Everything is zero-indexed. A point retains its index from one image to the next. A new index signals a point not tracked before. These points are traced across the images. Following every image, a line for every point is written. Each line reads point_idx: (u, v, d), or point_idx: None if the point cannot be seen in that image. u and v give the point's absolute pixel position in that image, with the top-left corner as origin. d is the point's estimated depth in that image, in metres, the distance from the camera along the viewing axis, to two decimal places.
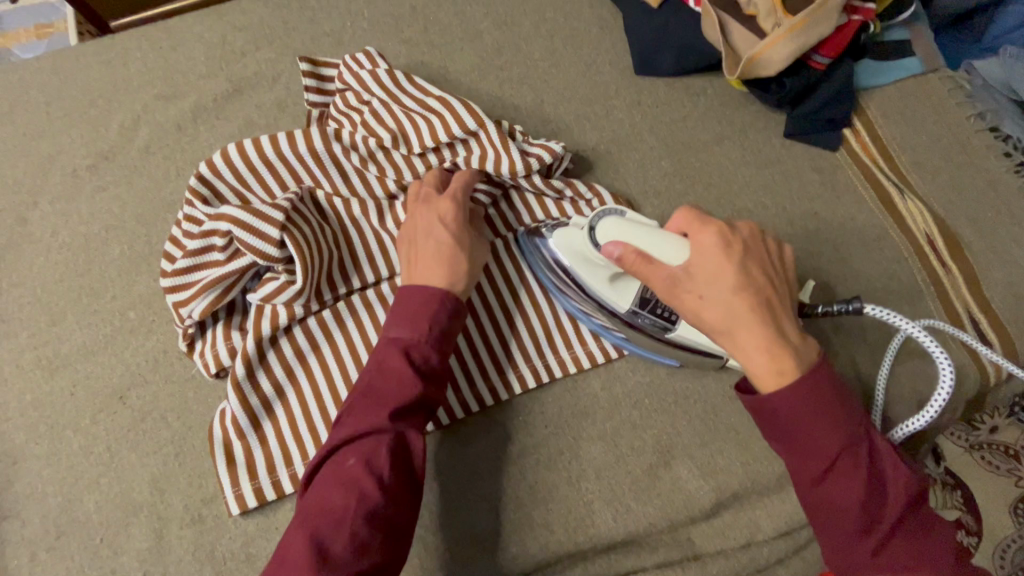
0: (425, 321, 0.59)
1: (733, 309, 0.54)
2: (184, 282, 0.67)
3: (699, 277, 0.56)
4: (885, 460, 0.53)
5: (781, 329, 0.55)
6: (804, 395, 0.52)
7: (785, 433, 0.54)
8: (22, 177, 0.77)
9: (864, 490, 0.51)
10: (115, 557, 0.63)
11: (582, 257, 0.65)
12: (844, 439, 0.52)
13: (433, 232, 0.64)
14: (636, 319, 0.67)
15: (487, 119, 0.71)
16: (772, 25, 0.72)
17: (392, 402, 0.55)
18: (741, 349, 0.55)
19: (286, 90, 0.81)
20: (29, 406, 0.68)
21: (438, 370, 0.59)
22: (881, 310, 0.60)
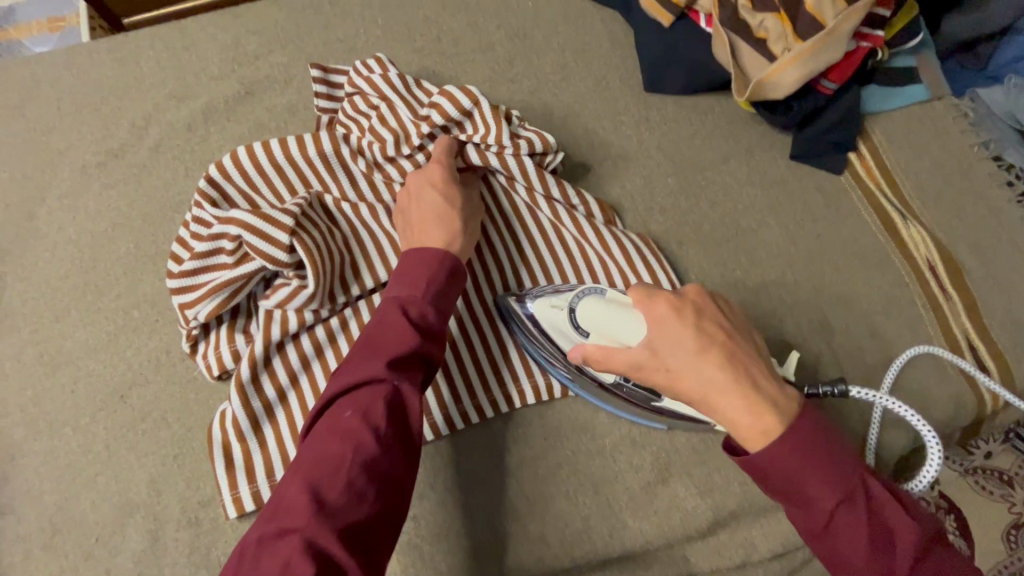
0: (422, 279, 0.61)
1: (707, 378, 0.54)
2: (191, 283, 0.67)
3: (667, 348, 0.56)
4: (885, 504, 0.52)
5: (755, 386, 0.54)
6: (792, 452, 0.52)
7: (781, 492, 0.53)
8: (31, 173, 0.77)
9: (867, 543, 0.51)
10: (109, 558, 0.63)
11: (560, 333, 0.66)
12: (839, 493, 0.51)
13: (425, 195, 0.66)
14: (621, 388, 0.65)
15: (481, 98, 0.73)
16: (782, 49, 0.73)
17: (388, 354, 0.56)
18: (722, 414, 0.54)
19: (297, 94, 0.81)
20: (30, 402, 0.68)
21: (436, 326, 0.60)
22: (866, 392, 0.62)
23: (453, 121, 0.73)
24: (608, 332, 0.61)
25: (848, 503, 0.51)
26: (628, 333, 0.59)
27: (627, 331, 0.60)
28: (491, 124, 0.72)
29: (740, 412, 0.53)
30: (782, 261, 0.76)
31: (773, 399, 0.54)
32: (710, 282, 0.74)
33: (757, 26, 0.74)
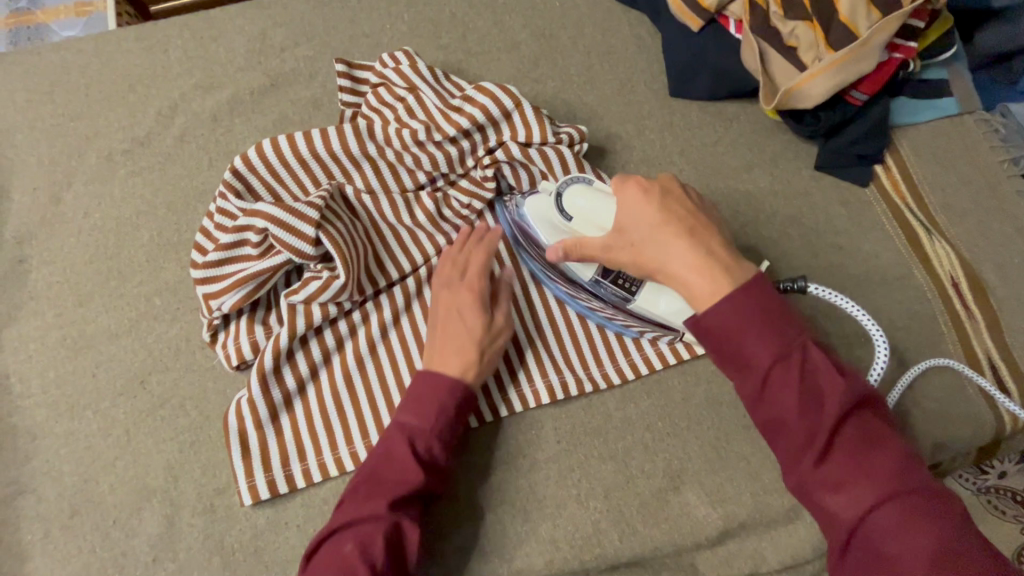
0: (434, 407, 0.61)
1: (663, 245, 0.58)
2: (215, 275, 0.67)
3: (631, 221, 0.60)
4: (820, 370, 0.52)
5: (710, 252, 0.57)
6: (734, 309, 0.54)
7: (720, 350, 0.55)
8: (58, 157, 0.78)
9: (798, 397, 0.51)
10: (126, 540, 0.64)
11: (546, 223, 0.67)
12: (776, 352, 0.52)
13: (453, 319, 0.65)
14: (599, 287, 0.68)
15: (522, 99, 0.72)
16: (812, 58, 0.72)
17: (393, 492, 0.58)
18: (679, 281, 0.57)
19: (322, 88, 0.81)
20: (52, 384, 0.69)
21: (441, 460, 0.61)
22: (822, 289, 0.64)
23: (493, 121, 0.72)
24: (588, 218, 0.64)
25: (784, 360, 0.52)
26: (603, 217, 0.62)
27: (604, 213, 0.63)
28: (532, 126, 0.72)
29: (693, 273, 0.56)
30: (802, 272, 0.75)
31: (725, 264, 0.56)
32: None
33: (788, 34, 0.73)
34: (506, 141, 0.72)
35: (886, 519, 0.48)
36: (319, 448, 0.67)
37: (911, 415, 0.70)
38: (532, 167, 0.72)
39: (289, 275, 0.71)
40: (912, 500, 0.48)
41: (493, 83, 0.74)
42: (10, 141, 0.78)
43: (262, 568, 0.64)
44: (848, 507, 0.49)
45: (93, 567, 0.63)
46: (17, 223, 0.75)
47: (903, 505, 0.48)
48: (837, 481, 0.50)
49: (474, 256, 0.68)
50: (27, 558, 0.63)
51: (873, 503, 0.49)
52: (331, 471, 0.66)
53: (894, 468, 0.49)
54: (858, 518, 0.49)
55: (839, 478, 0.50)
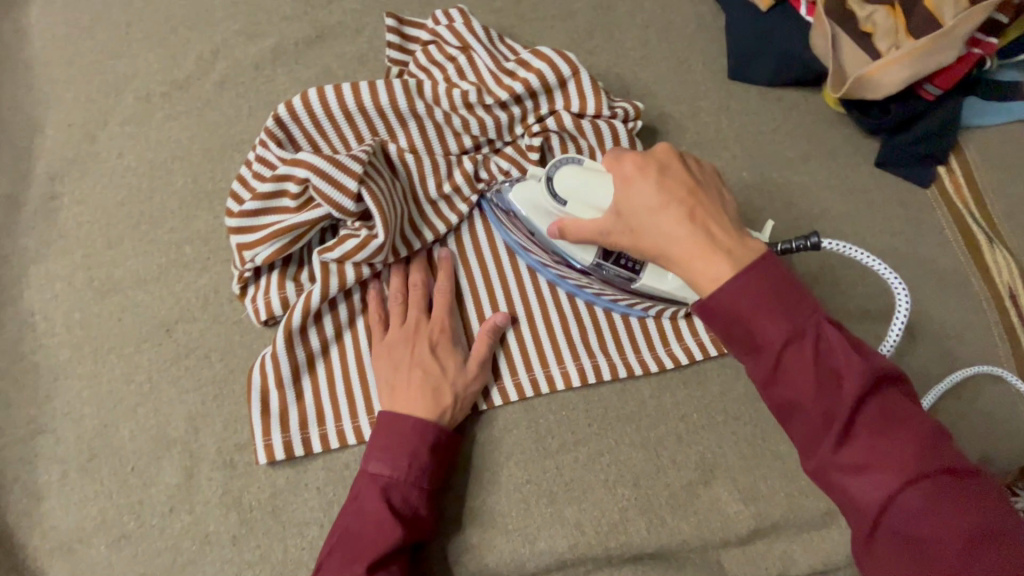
0: (405, 454, 0.59)
1: (663, 229, 0.50)
2: (251, 224, 0.64)
3: (626, 207, 0.53)
4: (836, 347, 0.45)
5: (711, 238, 0.49)
6: (739, 286, 0.46)
7: (723, 331, 0.47)
8: (95, 94, 0.75)
9: (810, 375, 0.44)
10: (143, 489, 0.63)
11: (538, 210, 0.63)
12: (786, 329, 0.45)
13: (418, 360, 0.63)
14: (601, 270, 0.63)
15: (579, 66, 0.69)
16: (888, 46, 0.69)
17: (370, 552, 0.55)
18: (682, 267, 0.49)
19: (368, 44, 0.78)
20: (76, 325, 0.67)
21: (421, 510, 0.59)
22: (836, 243, 0.56)
23: (546, 89, 0.69)
24: (583, 200, 0.57)
25: (793, 335, 0.45)
26: (600, 196, 0.56)
27: (598, 193, 0.56)
28: (587, 96, 0.69)
29: (695, 261, 0.48)
30: (853, 271, 0.72)
31: (726, 248, 0.48)
32: None
33: (865, 18, 0.69)
34: (558, 110, 0.69)
35: (916, 501, 0.41)
36: (339, 411, 0.65)
37: (958, 429, 0.67)
38: (581, 140, 0.70)
39: (324, 233, 0.68)
40: (944, 479, 0.41)
41: (550, 48, 0.71)
42: (46, 75, 0.76)
43: (278, 527, 0.62)
44: (872, 490, 0.42)
45: (109, 512, 0.62)
46: (50, 158, 0.72)
47: (934, 486, 0.41)
48: (859, 464, 0.43)
49: (439, 296, 0.67)
50: (43, 498, 0.62)
51: (901, 485, 0.42)
52: (350, 437, 0.64)
53: (924, 447, 0.42)
54: (885, 502, 0.42)
55: (861, 460, 0.43)
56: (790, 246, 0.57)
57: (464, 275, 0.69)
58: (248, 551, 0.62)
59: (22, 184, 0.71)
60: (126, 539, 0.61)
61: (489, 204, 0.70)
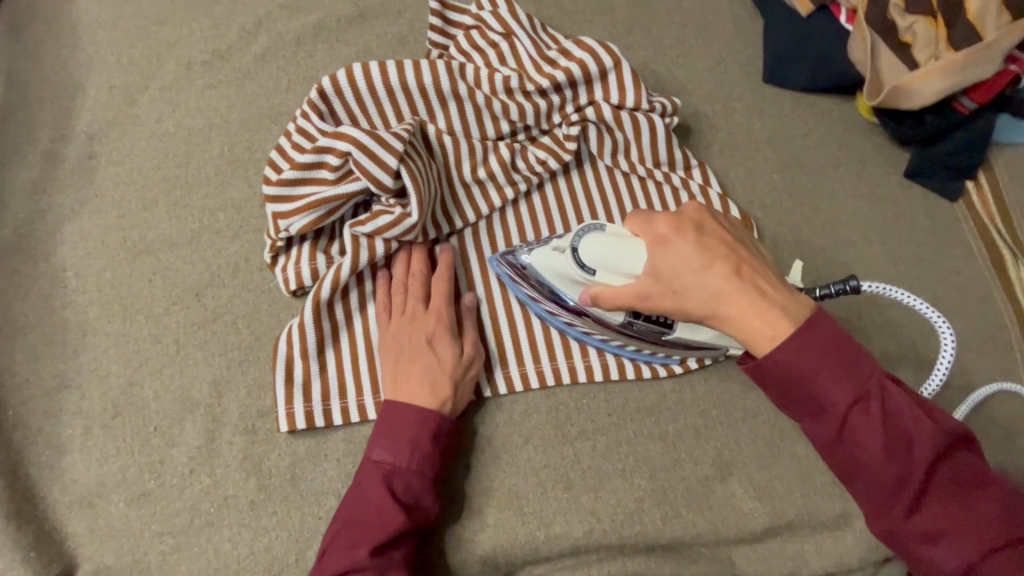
0: (406, 442, 0.59)
1: (712, 289, 0.50)
2: (287, 194, 0.65)
3: (665, 269, 0.52)
4: (901, 410, 0.46)
5: (763, 295, 0.49)
6: (803, 350, 0.47)
7: (789, 397, 0.49)
8: (137, 59, 0.76)
9: (882, 446, 0.45)
10: (164, 449, 0.63)
11: (565, 278, 0.62)
12: (851, 393, 0.47)
13: (417, 349, 0.62)
14: (631, 327, 0.63)
15: (621, 59, 0.69)
16: (927, 56, 0.70)
17: (374, 537, 0.55)
18: (735, 326, 0.50)
19: (409, 26, 0.79)
20: (107, 284, 0.68)
21: (424, 497, 0.58)
22: (876, 285, 0.57)
23: (586, 80, 0.70)
24: (611, 267, 0.56)
25: (860, 401, 0.46)
26: (629, 263, 0.55)
27: (629, 260, 0.55)
28: (626, 90, 0.70)
29: (750, 318, 0.49)
30: (878, 278, 0.72)
31: (782, 303, 0.49)
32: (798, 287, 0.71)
33: (906, 27, 0.70)
34: (596, 101, 0.70)
35: (994, 569, 0.43)
36: (360, 385, 0.65)
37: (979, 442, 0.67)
38: (616, 133, 0.71)
39: (356, 208, 0.69)
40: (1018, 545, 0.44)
41: (593, 40, 0.71)
42: (90, 37, 0.77)
43: (296, 496, 0.63)
44: (948, 559, 0.45)
45: (130, 470, 0.62)
46: (90, 119, 0.73)
47: (1009, 553, 0.44)
48: (934, 533, 0.45)
49: (438, 284, 0.66)
50: (65, 452, 0.63)
51: (977, 553, 0.44)
52: (370, 413, 0.65)
53: (997, 514, 0.45)
54: (962, 569, 0.44)
55: (934, 528, 0.45)
56: (828, 292, 0.59)
57: (470, 264, 0.70)
58: (265, 517, 0.62)
59: (62, 143, 0.72)
60: (145, 497, 0.62)
61: (498, 260, 0.68)
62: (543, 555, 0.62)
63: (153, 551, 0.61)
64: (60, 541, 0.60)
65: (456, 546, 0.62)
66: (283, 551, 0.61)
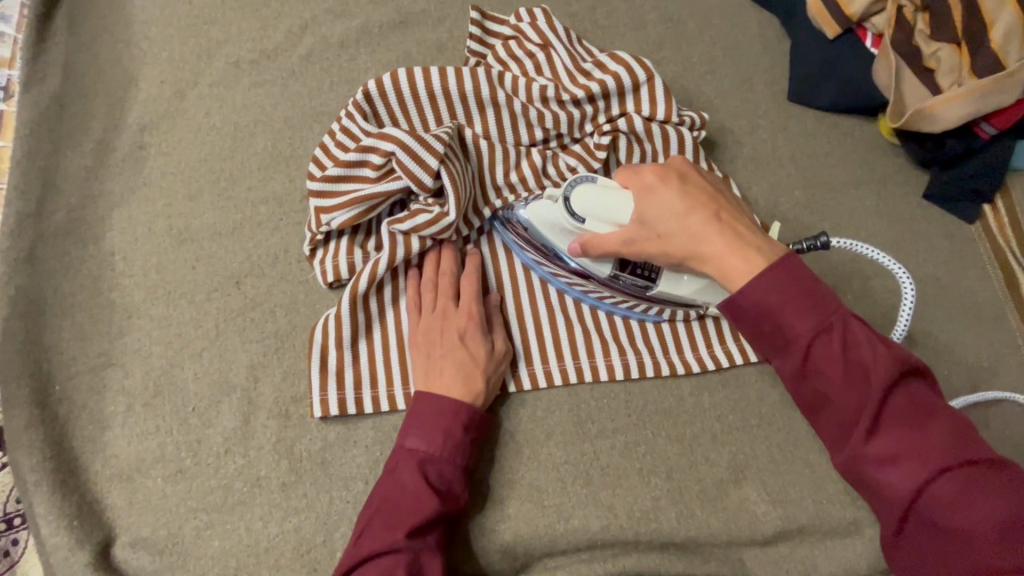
0: (440, 431, 0.61)
1: (691, 231, 0.56)
2: (331, 190, 0.68)
3: (652, 213, 0.58)
4: (862, 342, 0.51)
5: (739, 235, 0.55)
6: (772, 286, 0.52)
7: (758, 329, 0.53)
8: (187, 56, 0.80)
9: (841, 373, 0.50)
10: (202, 429, 0.66)
11: (556, 228, 0.66)
12: (815, 324, 0.51)
13: (450, 341, 0.65)
14: (618, 281, 0.68)
15: (654, 73, 0.72)
16: (950, 82, 0.72)
17: (408, 520, 0.57)
18: (714, 265, 0.55)
19: (448, 33, 0.83)
20: (152, 269, 0.71)
21: (455, 485, 0.61)
22: (844, 242, 0.63)
23: (619, 92, 0.72)
24: (601, 216, 0.62)
25: (825, 334, 0.51)
26: (618, 213, 0.61)
27: (618, 209, 0.61)
28: (658, 103, 0.72)
29: (726, 255, 0.54)
30: (894, 295, 0.74)
31: (756, 245, 0.55)
32: None
33: (930, 54, 0.73)
34: (628, 113, 0.73)
35: (945, 490, 0.47)
36: (391, 376, 0.68)
37: None
38: (645, 144, 0.73)
39: (393, 206, 0.72)
40: (971, 469, 0.47)
41: (627, 53, 0.74)
42: (144, 34, 0.80)
43: (326, 479, 0.65)
44: (903, 481, 0.48)
45: (168, 447, 0.65)
46: (141, 111, 0.77)
47: (960, 475, 0.47)
48: (890, 456, 0.49)
49: (467, 282, 0.69)
50: (107, 426, 0.66)
51: (929, 475, 0.47)
52: (399, 403, 0.67)
53: (949, 440, 0.48)
54: (916, 491, 0.47)
55: (890, 452, 0.49)
56: (800, 246, 0.64)
57: (499, 264, 0.73)
58: (296, 498, 0.64)
59: (114, 133, 0.76)
60: (181, 475, 0.64)
61: (499, 223, 0.74)
62: (560, 547, 0.64)
63: (186, 527, 0.63)
64: (100, 511, 0.63)
65: (480, 536, 0.64)
66: (311, 532, 0.63)
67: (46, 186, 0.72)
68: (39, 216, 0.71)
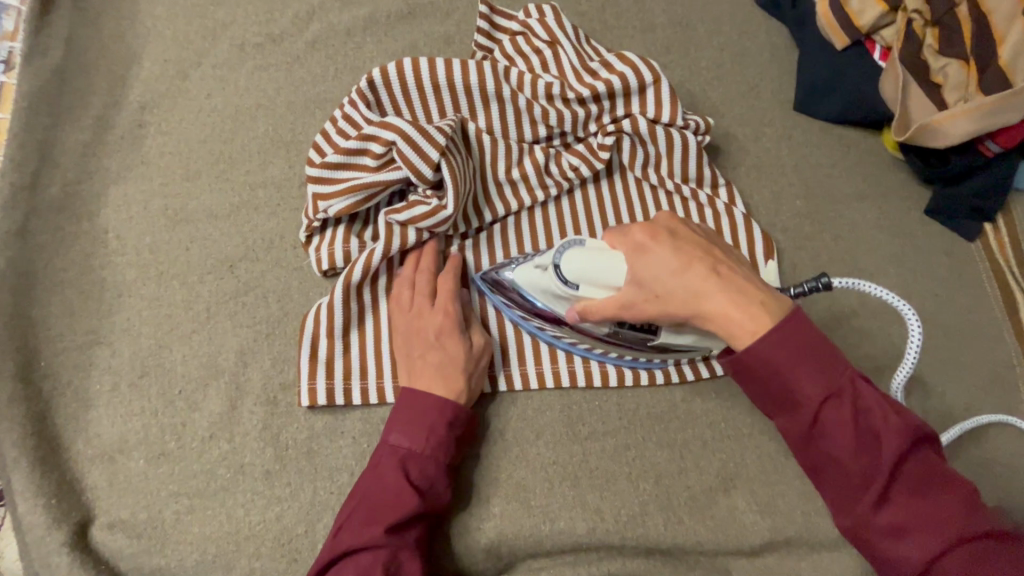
0: (423, 428, 0.60)
1: (691, 290, 0.55)
2: (330, 176, 0.67)
3: (647, 274, 0.56)
4: (872, 408, 0.51)
5: (741, 291, 0.54)
6: (782, 348, 0.52)
7: (767, 391, 0.54)
8: (192, 36, 0.79)
9: (849, 438, 0.50)
10: (187, 412, 0.65)
11: (548, 292, 0.63)
12: (824, 389, 0.51)
13: (439, 339, 0.64)
14: (617, 336, 0.64)
15: (661, 75, 0.72)
16: (957, 98, 0.72)
17: (388, 518, 0.56)
18: (718, 321, 0.54)
19: (456, 26, 0.82)
20: (145, 248, 0.70)
21: (438, 482, 0.60)
22: (846, 282, 0.60)
23: (625, 93, 0.72)
24: (595, 281, 0.59)
25: (834, 399, 0.51)
26: (612, 276, 0.58)
27: (612, 271, 0.58)
28: (663, 105, 0.72)
29: (728, 312, 0.54)
30: (891, 309, 0.74)
31: (761, 299, 0.54)
32: (813, 311, 0.73)
33: (937, 69, 0.72)
34: (633, 114, 0.72)
35: (957, 564, 0.46)
36: (381, 368, 0.67)
37: (985, 478, 0.67)
38: (649, 146, 0.72)
39: (392, 197, 0.71)
40: (981, 543, 0.47)
41: (634, 55, 0.74)
42: (150, 13, 0.80)
43: (311, 469, 0.64)
44: (911, 552, 0.48)
45: (152, 429, 0.64)
46: (142, 89, 0.76)
47: (971, 549, 0.46)
48: (898, 525, 0.49)
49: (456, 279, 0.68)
50: (92, 405, 0.65)
51: (940, 548, 0.47)
52: (388, 395, 0.66)
53: (959, 512, 0.48)
54: (925, 562, 0.47)
55: (898, 521, 0.49)
56: (801, 289, 0.61)
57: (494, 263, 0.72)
58: (279, 487, 0.63)
59: (114, 110, 0.75)
60: (164, 457, 0.63)
61: (484, 284, 0.69)
62: (545, 549, 0.64)
63: (167, 511, 0.62)
64: (79, 491, 0.62)
65: (463, 533, 0.63)
66: (293, 522, 0.62)
67: (43, 160, 0.72)
68: (33, 189, 0.70)
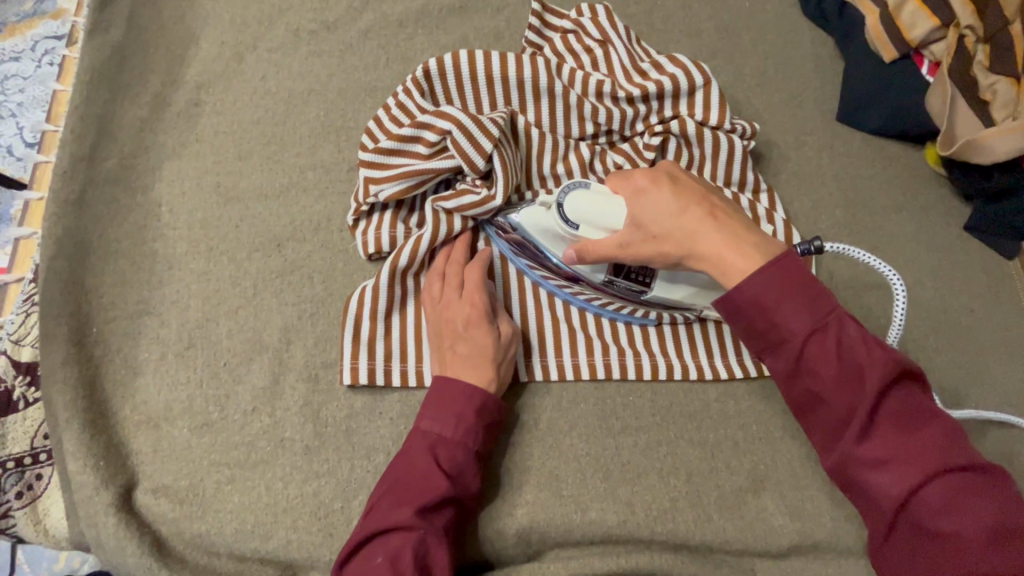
0: (452, 415, 0.61)
1: (687, 230, 0.56)
2: (382, 162, 0.68)
3: (644, 213, 0.58)
4: (857, 344, 0.51)
5: (734, 237, 0.55)
6: (770, 283, 0.52)
7: (753, 329, 0.54)
8: (249, 21, 0.81)
9: (835, 373, 0.51)
10: (231, 385, 0.66)
11: (550, 234, 0.65)
12: (810, 323, 0.52)
13: (472, 325, 0.65)
14: (613, 286, 0.67)
15: (711, 79, 0.73)
16: (1005, 116, 0.72)
17: (418, 500, 0.57)
18: (712, 262, 0.55)
19: (506, 22, 0.83)
20: (197, 224, 0.72)
21: (466, 469, 0.61)
22: (835, 245, 0.62)
23: (673, 95, 0.73)
24: (594, 222, 0.61)
25: (819, 334, 0.52)
26: (611, 218, 0.60)
27: (612, 216, 0.60)
28: (711, 109, 0.73)
29: (722, 252, 0.55)
30: (927, 322, 0.74)
31: (754, 241, 0.55)
32: None
33: (987, 86, 0.73)
34: (681, 116, 0.73)
35: (935, 493, 0.48)
36: (420, 352, 0.68)
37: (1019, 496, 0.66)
38: (694, 147, 0.73)
39: (438, 185, 0.73)
40: (959, 475, 0.48)
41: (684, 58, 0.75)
42: None
43: (349, 447, 0.66)
44: (893, 484, 0.49)
45: (196, 400, 0.66)
46: (199, 69, 0.78)
47: (951, 481, 0.48)
48: (880, 457, 0.50)
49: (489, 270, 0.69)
50: (139, 373, 0.66)
51: (921, 480, 0.48)
52: (427, 379, 0.68)
53: (940, 445, 0.49)
54: (906, 493, 0.48)
55: (881, 455, 0.50)
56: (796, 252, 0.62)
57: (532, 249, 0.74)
58: (317, 463, 0.65)
59: (171, 88, 0.77)
60: (207, 427, 0.65)
61: (493, 228, 0.72)
62: (574, 538, 0.65)
63: (208, 480, 0.63)
64: (125, 455, 0.64)
65: (496, 517, 0.64)
66: (330, 497, 0.64)
67: (101, 133, 0.74)
68: (91, 161, 0.72)
